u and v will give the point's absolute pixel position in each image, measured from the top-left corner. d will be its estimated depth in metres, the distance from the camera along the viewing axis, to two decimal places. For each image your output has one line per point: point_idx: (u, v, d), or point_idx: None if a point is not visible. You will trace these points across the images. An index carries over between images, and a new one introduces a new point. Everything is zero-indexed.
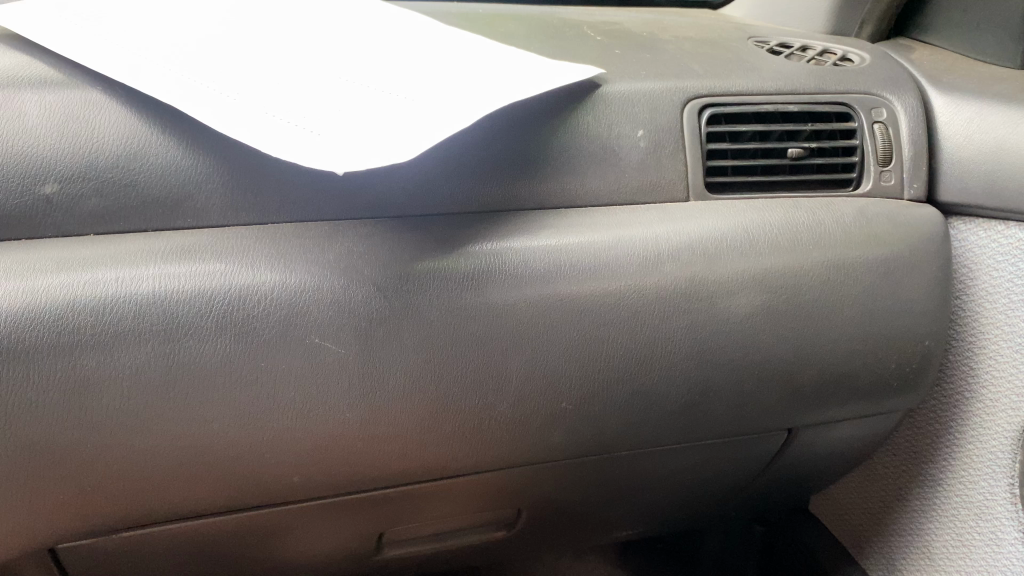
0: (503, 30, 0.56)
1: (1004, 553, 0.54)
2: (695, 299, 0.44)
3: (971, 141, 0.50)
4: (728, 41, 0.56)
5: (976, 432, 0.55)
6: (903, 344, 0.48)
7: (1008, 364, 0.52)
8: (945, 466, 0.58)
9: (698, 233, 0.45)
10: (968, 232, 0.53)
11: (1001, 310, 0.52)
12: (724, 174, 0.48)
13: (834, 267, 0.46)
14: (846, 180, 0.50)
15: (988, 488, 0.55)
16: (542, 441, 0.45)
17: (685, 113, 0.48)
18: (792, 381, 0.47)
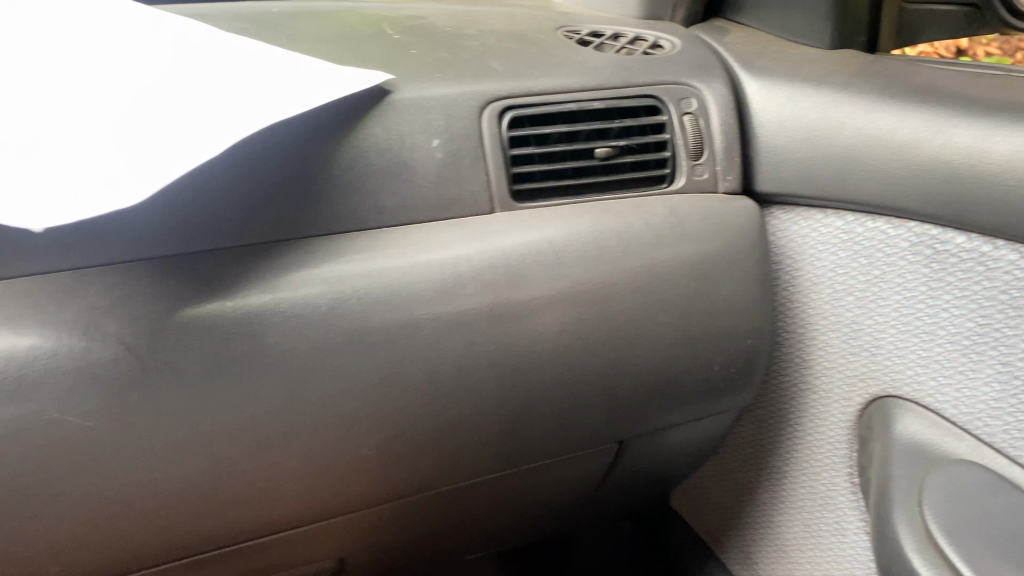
0: (288, 34, 0.51)
1: (850, 542, 0.59)
2: (501, 323, 0.41)
3: (785, 127, 0.55)
4: (534, 32, 0.52)
5: (817, 426, 0.61)
6: (726, 342, 0.47)
7: (829, 336, 0.58)
8: (793, 461, 0.63)
9: (500, 249, 0.42)
10: (791, 221, 0.59)
11: (827, 294, 0.58)
12: (532, 180, 0.45)
13: (650, 272, 0.44)
14: (661, 177, 0.48)
15: (830, 480, 0.60)
16: (357, 485, 0.41)
17: (483, 118, 0.44)
18: (616, 394, 0.45)
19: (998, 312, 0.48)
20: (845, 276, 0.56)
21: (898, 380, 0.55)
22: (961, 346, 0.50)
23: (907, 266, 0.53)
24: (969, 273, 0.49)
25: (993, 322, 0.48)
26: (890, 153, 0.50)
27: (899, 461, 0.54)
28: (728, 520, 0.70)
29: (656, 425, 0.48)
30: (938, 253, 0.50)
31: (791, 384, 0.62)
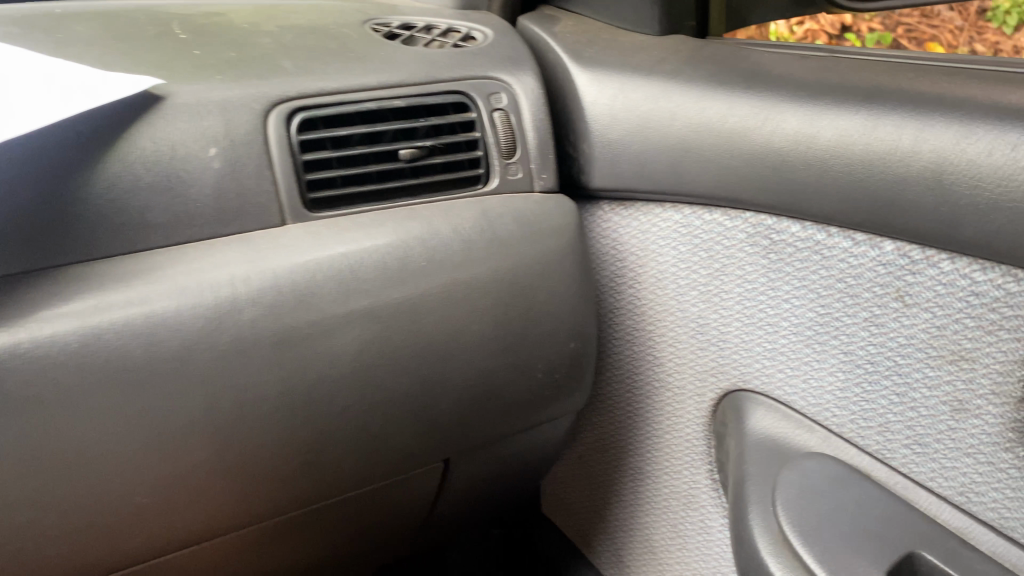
0: (64, 33, 0.53)
1: (715, 536, 0.71)
2: (288, 340, 0.49)
3: (618, 119, 0.64)
4: (330, 27, 0.60)
5: (674, 427, 0.72)
6: (551, 347, 0.60)
7: (669, 300, 0.67)
8: (657, 462, 0.75)
9: (286, 269, 0.50)
10: (632, 218, 0.67)
11: (670, 268, 0.66)
12: (334, 184, 0.54)
13: (466, 287, 0.55)
14: (475, 176, 0.59)
15: (693, 480, 0.72)
16: (262, 491, 0.52)
17: (271, 118, 0.52)
18: (466, 401, 0.57)
19: (833, 300, 0.56)
20: (685, 278, 0.65)
21: (773, 364, 0.62)
22: (804, 337, 0.59)
23: (743, 254, 0.60)
24: (805, 259, 0.57)
25: (863, 302, 0.54)
26: (706, 158, 0.60)
27: (767, 438, 0.63)
28: (575, 480, 0.86)
29: (503, 420, 0.60)
30: (775, 242, 0.58)
31: (695, 366, 0.68)
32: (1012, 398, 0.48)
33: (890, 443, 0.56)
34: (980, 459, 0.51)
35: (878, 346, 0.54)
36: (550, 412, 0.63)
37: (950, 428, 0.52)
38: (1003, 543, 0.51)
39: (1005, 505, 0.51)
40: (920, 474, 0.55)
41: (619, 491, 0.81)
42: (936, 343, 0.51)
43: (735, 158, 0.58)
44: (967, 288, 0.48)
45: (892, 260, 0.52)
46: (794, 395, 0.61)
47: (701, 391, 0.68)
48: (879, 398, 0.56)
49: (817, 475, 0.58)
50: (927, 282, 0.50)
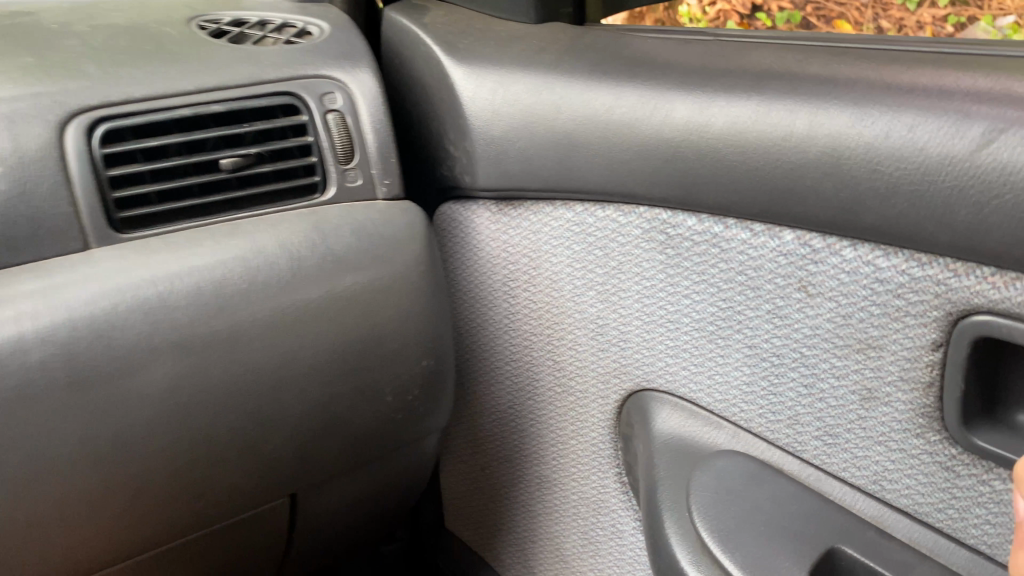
0: None
1: (627, 539, 0.69)
2: (94, 371, 0.48)
3: (501, 115, 0.60)
4: (152, 27, 0.59)
5: (578, 432, 0.69)
6: (402, 364, 0.61)
7: (564, 302, 0.64)
8: (561, 469, 0.72)
9: (91, 296, 0.49)
10: (522, 217, 0.63)
11: (562, 268, 0.62)
12: (149, 200, 0.54)
13: (303, 308, 0.56)
14: (309, 183, 0.60)
15: (600, 485, 0.69)
16: (117, 530, 0.54)
17: (71, 130, 0.51)
18: (314, 426, 0.58)
19: (734, 294, 0.54)
20: (580, 278, 0.62)
21: (676, 361, 0.59)
22: (707, 332, 0.57)
23: (639, 251, 0.58)
24: (703, 253, 0.54)
25: (766, 294, 0.52)
26: (596, 152, 0.57)
27: (676, 435, 0.60)
28: (472, 492, 0.83)
29: (359, 440, 0.62)
30: (671, 237, 0.56)
31: (596, 369, 0.64)
32: (921, 384, 0.47)
33: (800, 435, 0.54)
34: (893, 446, 0.50)
35: (783, 338, 0.53)
36: (408, 432, 0.65)
37: (860, 417, 0.51)
38: (918, 528, 0.50)
39: (919, 491, 0.50)
40: (832, 465, 0.53)
41: (522, 500, 0.78)
42: (842, 332, 0.49)
43: (623, 150, 0.55)
44: (871, 275, 0.47)
45: (793, 250, 0.50)
46: (699, 391, 0.59)
47: (604, 394, 0.65)
48: (787, 390, 0.54)
49: (728, 473, 0.56)
50: (830, 271, 0.48)
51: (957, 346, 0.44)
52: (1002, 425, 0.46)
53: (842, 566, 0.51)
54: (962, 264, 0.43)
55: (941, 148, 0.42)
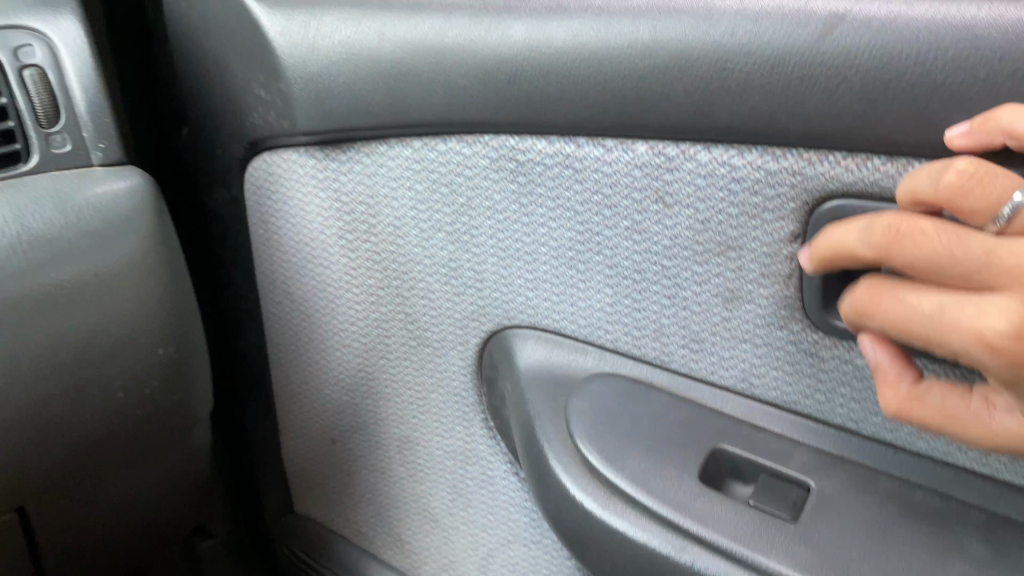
0: None
1: (500, 483, 0.68)
2: None
3: (317, 51, 0.55)
4: None
5: (437, 383, 0.66)
6: (135, 356, 0.61)
7: (410, 247, 0.60)
8: (419, 427, 0.69)
9: None
10: (355, 161, 0.58)
11: (404, 211, 0.59)
12: None
13: (11, 301, 0.55)
14: (11, 151, 0.58)
15: (467, 434, 0.67)
16: None
17: None
18: (44, 427, 0.58)
19: (591, 214, 0.53)
20: (427, 220, 0.59)
21: (537, 294, 0.58)
22: (567, 259, 0.55)
23: (486, 182, 0.55)
24: (556, 176, 0.53)
25: (623, 210, 0.52)
26: (431, 82, 0.53)
27: (544, 366, 0.60)
28: (314, 470, 0.79)
29: (101, 435, 0.62)
30: (522, 163, 0.53)
31: (454, 314, 0.62)
32: (781, 276, 0.48)
33: (667, 347, 0.55)
34: (759, 342, 0.51)
35: (643, 254, 0.52)
36: (166, 415, 0.66)
37: (725, 319, 0.52)
38: (789, 418, 0.52)
39: (786, 381, 0.51)
40: (700, 371, 0.54)
41: (372, 466, 0.73)
42: (702, 237, 0.50)
43: (458, 76, 0.52)
44: (727, 176, 0.47)
45: (647, 161, 0.49)
46: (563, 320, 0.58)
47: (463, 339, 0.63)
48: (652, 304, 0.54)
49: (603, 394, 0.56)
50: (685, 177, 0.48)
51: (814, 234, 0.46)
52: None
53: (727, 459, 0.52)
54: (814, 151, 0.44)
55: (786, 37, 0.43)
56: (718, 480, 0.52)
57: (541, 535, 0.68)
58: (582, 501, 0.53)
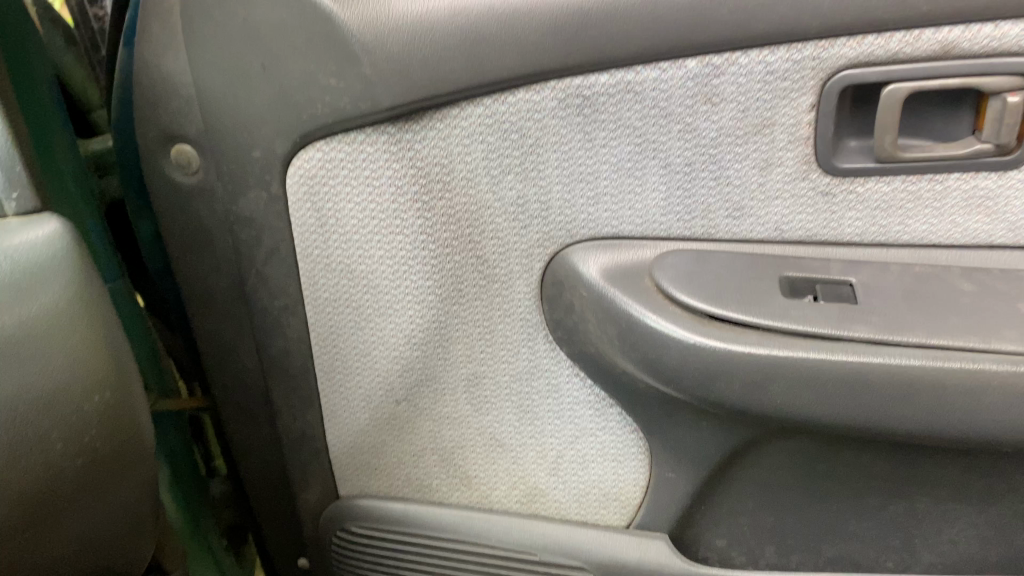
0: None
1: (566, 389, 0.78)
2: None
3: (396, 30, 0.63)
4: None
5: (505, 314, 0.75)
6: (72, 416, 0.52)
7: (484, 194, 0.69)
8: (487, 360, 0.78)
9: None
10: (428, 130, 0.67)
11: (477, 162, 0.68)
12: None
13: None
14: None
15: (531, 353, 0.77)
16: None
17: None
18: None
19: (649, 127, 0.66)
20: (497, 167, 0.68)
21: (598, 208, 0.70)
22: (626, 170, 0.68)
23: (556, 121, 0.66)
24: (618, 101, 0.65)
25: (675, 117, 0.66)
26: (503, 41, 0.63)
27: (610, 264, 0.71)
28: (369, 443, 0.84)
29: (42, 495, 0.52)
30: (587, 97, 0.65)
31: (521, 245, 0.71)
32: (802, 139, 0.66)
33: (712, 221, 0.70)
34: (786, 196, 0.68)
35: (694, 149, 0.67)
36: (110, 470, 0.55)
37: (760, 184, 0.68)
38: (813, 247, 0.70)
39: (808, 221, 0.69)
40: (741, 232, 0.70)
41: (438, 413, 0.81)
42: (742, 123, 0.66)
43: (527, 33, 0.63)
44: (763, 70, 0.63)
45: (698, 72, 0.64)
46: (622, 225, 0.70)
47: (528, 266, 0.73)
48: (700, 188, 0.69)
49: (679, 265, 0.70)
50: (730, 79, 0.64)
51: (827, 99, 0.64)
52: (850, 150, 0.67)
53: (793, 281, 0.69)
54: (826, 40, 0.62)
55: None
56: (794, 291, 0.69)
57: (604, 422, 0.79)
58: (704, 346, 0.67)
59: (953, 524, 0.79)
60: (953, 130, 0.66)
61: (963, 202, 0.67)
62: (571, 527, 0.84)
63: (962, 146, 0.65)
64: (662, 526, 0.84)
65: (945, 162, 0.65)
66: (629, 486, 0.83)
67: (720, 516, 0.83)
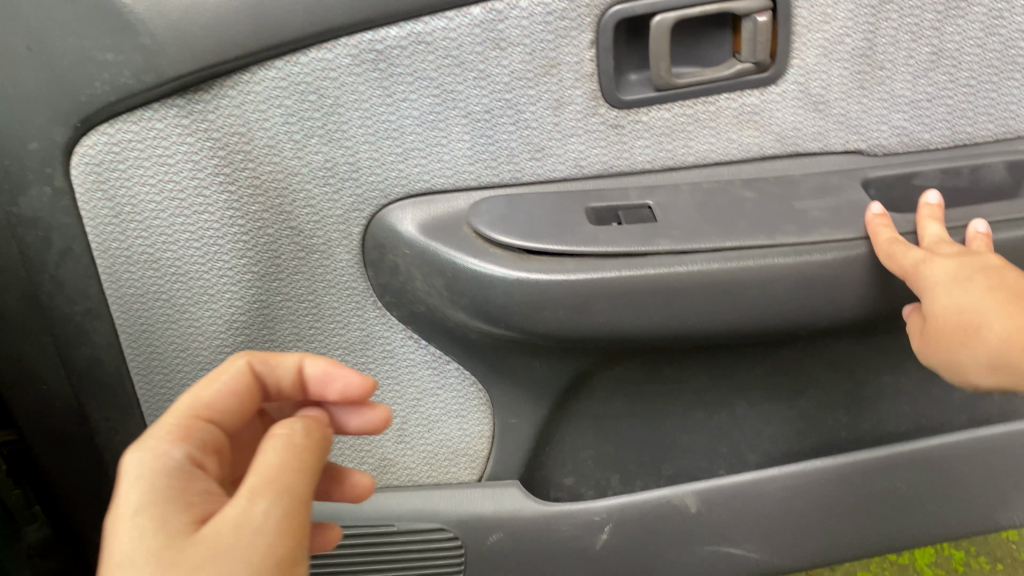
0: None
1: (401, 353, 0.78)
2: None
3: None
4: None
5: (328, 284, 0.74)
6: None
7: (287, 161, 0.68)
8: (316, 336, 0.76)
9: None
10: (219, 100, 0.65)
11: (277, 129, 0.67)
12: None
13: None
14: None
15: (362, 322, 0.76)
16: None
17: None
18: None
19: (445, 77, 0.67)
20: (299, 131, 0.67)
21: (408, 164, 0.70)
22: (430, 123, 0.69)
23: (352, 78, 0.66)
24: (412, 53, 0.66)
25: (469, 65, 0.67)
26: (289, 3, 0.62)
27: (427, 219, 0.72)
28: None
29: None
30: (380, 52, 0.65)
31: (336, 211, 0.71)
32: (588, 75, 0.70)
33: (518, 165, 0.73)
34: (582, 133, 0.72)
35: (492, 95, 0.69)
36: None
37: (556, 124, 0.71)
38: (611, 179, 0.75)
39: (604, 154, 0.74)
40: (547, 172, 0.74)
41: None
42: (531, 65, 0.68)
43: None
44: (542, 12, 0.67)
45: (483, 19, 0.66)
46: (433, 178, 0.71)
47: (346, 233, 0.72)
48: (503, 134, 0.71)
49: (495, 207, 0.72)
50: (514, 22, 0.66)
51: (604, 35, 0.68)
52: (633, 84, 0.72)
53: (597, 211, 0.74)
54: None
55: None
56: (603, 220, 0.73)
57: (443, 379, 0.80)
58: (526, 279, 0.69)
59: (768, 419, 0.88)
60: (717, 55, 0.73)
61: (734, 118, 0.74)
62: (425, 492, 0.85)
63: (726, 68, 0.72)
64: (513, 473, 0.86)
65: (714, 85, 0.72)
66: (476, 439, 0.84)
67: (566, 452, 0.87)
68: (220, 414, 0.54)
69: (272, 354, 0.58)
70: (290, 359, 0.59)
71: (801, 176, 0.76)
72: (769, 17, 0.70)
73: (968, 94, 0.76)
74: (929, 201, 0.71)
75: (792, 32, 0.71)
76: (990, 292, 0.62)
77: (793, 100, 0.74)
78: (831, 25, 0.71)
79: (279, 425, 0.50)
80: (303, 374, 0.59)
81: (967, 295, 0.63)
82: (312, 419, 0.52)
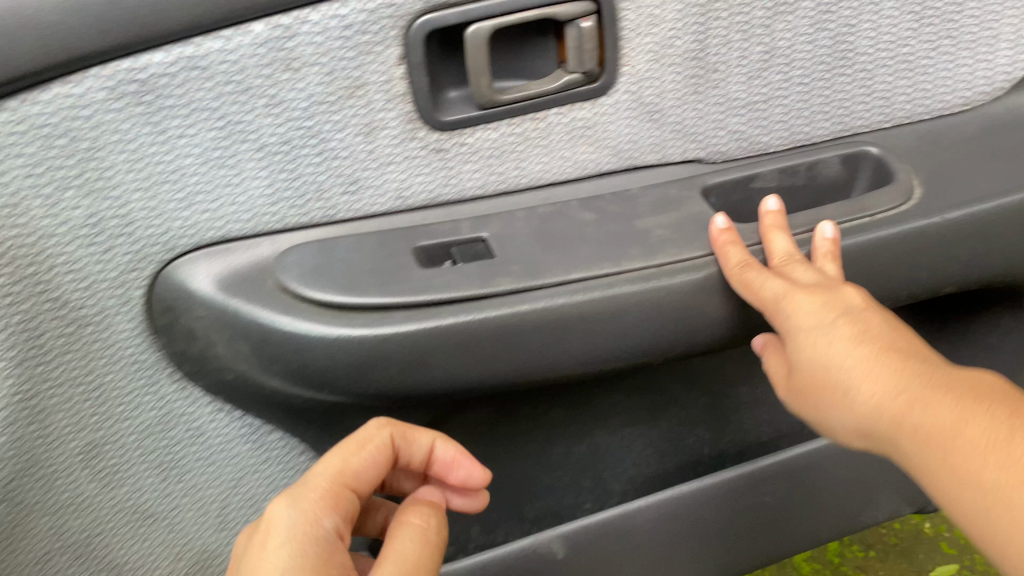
0: None
1: (207, 429, 0.67)
2: None
3: None
4: None
5: (109, 362, 0.62)
6: None
7: (39, 221, 0.56)
8: (102, 425, 0.63)
9: None
10: None
11: (19, 183, 0.54)
12: None
13: None
14: None
15: (157, 399, 0.65)
16: None
17: None
18: None
19: (228, 106, 0.57)
20: (48, 184, 0.55)
21: (194, 211, 0.60)
22: (215, 160, 0.58)
23: (111, 115, 0.54)
24: (183, 82, 0.55)
25: (257, 91, 0.57)
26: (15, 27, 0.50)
27: (224, 274, 0.61)
28: None
29: None
30: (144, 82, 0.54)
31: (108, 275, 0.59)
32: (399, 96, 0.61)
33: (328, 202, 0.63)
34: (399, 160, 0.63)
35: (289, 125, 0.59)
36: None
37: (369, 152, 0.62)
38: (437, 210, 0.67)
39: (426, 183, 0.65)
40: (364, 208, 0.65)
41: (53, 513, 0.63)
42: (332, 87, 0.59)
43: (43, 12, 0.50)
44: (338, 25, 0.57)
45: (268, 37, 0.56)
46: (226, 224, 0.61)
47: (124, 298, 0.60)
48: (307, 167, 0.61)
49: (303, 260, 0.62)
50: (306, 39, 0.56)
51: (413, 49, 0.60)
52: (453, 102, 0.64)
53: (427, 249, 0.65)
54: None
55: None
56: (432, 258, 0.64)
57: (262, 450, 0.71)
58: (352, 336, 0.59)
59: (627, 445, 0.84)
60: (540, 66, 0.66)
61: (566, 134, 0.67)
62: None
63: (552, 80, 0.65)
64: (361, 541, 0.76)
65: (542, 99, 0.65)
66: None
67: None
68: (363, 486, 0.54)
69: (408, 428, 0.58)
70: (425, 437, 0.58)
71: (640, 189, 0.71)
72: (593, 22, 0.64)
73: (803, 93, 0.73)
74: (769, 207, 0.66)
75: (620, 36, 0.65)
76: (853, 342, 0.55)
77: (627, 109, 0.68)
78: (661, 27, 0.65)
79: (410, 509, 0.55)
80: (431, 456, 0.59)
81: (827, 344, 0.56)
82: (434, 501, 0.56)
